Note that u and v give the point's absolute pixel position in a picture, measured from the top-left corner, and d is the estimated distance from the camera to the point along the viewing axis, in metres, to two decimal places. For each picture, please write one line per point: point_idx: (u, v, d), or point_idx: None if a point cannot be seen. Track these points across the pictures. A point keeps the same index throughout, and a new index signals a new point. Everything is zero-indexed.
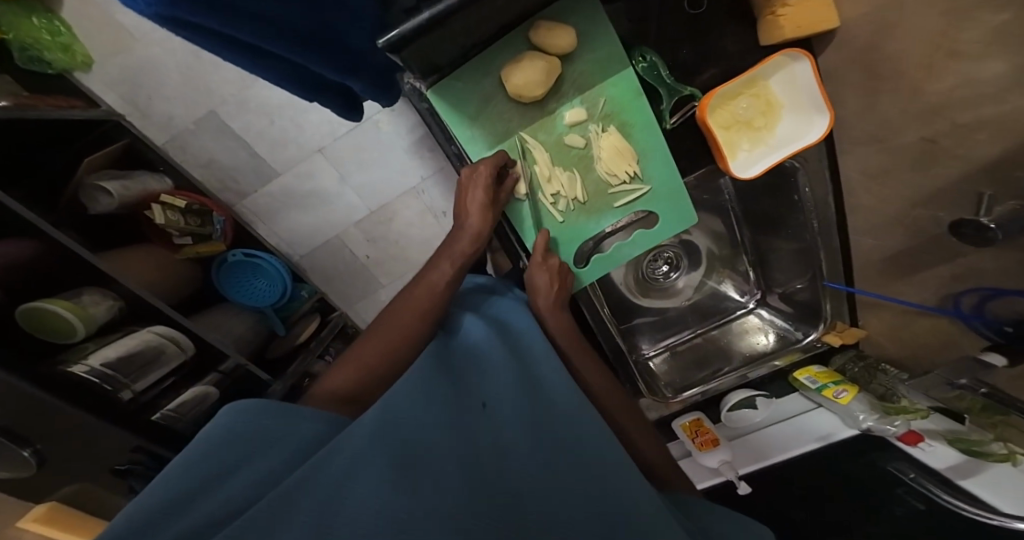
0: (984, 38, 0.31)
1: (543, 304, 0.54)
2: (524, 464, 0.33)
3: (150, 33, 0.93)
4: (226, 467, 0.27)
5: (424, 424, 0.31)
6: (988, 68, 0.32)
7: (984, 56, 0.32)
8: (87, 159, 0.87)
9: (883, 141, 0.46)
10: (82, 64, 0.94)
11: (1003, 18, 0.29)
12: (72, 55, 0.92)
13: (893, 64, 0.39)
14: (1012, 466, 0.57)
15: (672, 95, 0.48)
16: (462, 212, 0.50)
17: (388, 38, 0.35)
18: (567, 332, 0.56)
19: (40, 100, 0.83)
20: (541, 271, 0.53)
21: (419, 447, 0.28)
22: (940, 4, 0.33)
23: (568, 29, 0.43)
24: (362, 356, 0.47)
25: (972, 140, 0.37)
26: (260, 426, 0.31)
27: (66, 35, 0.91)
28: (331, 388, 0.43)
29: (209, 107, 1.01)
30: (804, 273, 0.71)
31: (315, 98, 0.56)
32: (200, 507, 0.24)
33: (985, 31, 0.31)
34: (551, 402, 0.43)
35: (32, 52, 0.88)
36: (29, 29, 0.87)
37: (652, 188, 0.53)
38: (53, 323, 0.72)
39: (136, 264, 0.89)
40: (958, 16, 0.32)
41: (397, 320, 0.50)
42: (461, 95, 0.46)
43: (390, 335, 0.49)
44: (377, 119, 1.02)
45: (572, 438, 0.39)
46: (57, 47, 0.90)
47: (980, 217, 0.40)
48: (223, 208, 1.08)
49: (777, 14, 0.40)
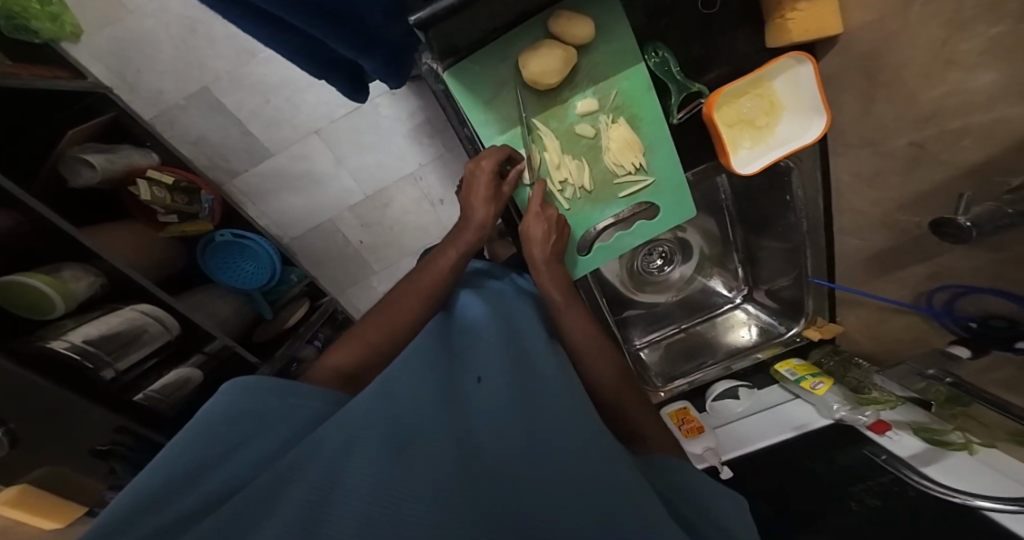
0: (981, 48, 0.34)
1: (539, 254, 0.52)
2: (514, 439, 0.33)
3: (145, 6, 0.91)
4: (228, 444, 0.28)
5: (414, 412, 0.32)
6: (981, 76, 0.35)
7: (977, 65, 0.35)
8: (73, 130, 0.84)
9: (876, 145, 0.49)
10: (71, 34, 0.90)
11: (1002, 29, 0.31)
12: (60, 24, 0.88)
13: (893, 71, 0.42)
14: (970, 454, 0.63)
15: (682, 91, 0.49)
16: (467, 204, 0.51)
17: (420, 16, 0.36)
18: (558, 285, 0.54)
19: (24, 68, 0.79)
20: (537, 222, 0.51)
21: (414, 430, 0.30)
22: (944, 14, 0.35)
23: (588, 20, 0.44)
24: (366, 333, 0.47)
25: (959, 147, 0.40)
26: (258, 404, 0.31)
27: (57, 5, 0.88)
28: (335, 363, 0.44)
29: (202, 83, 0.98)
30: (790, 270, 0.75)
31: (324, 74, 0.56)
32: (201, 488, 0.24)
33: (982, 41, 0.33)
34: (548, 377, 0.44)
35: (19, 21, 0.83)
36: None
37: (657, 181, 0.55)
38: (27, 296, 0.68)
39: (117, 242, 0.86)
40: (957, 27, 0.34)
41: (402, 301, 0.51)
42: (477, 79, 0.47)
43: (395, 312, 0.50)
44: (378, 102, 1.01)
45: (562, 410, 0.39)
46: (46, 16, 0.86)
47: (958, 218, 0.41)
48: (212, 187, 1.05)
49: (786, 18, 0.42)
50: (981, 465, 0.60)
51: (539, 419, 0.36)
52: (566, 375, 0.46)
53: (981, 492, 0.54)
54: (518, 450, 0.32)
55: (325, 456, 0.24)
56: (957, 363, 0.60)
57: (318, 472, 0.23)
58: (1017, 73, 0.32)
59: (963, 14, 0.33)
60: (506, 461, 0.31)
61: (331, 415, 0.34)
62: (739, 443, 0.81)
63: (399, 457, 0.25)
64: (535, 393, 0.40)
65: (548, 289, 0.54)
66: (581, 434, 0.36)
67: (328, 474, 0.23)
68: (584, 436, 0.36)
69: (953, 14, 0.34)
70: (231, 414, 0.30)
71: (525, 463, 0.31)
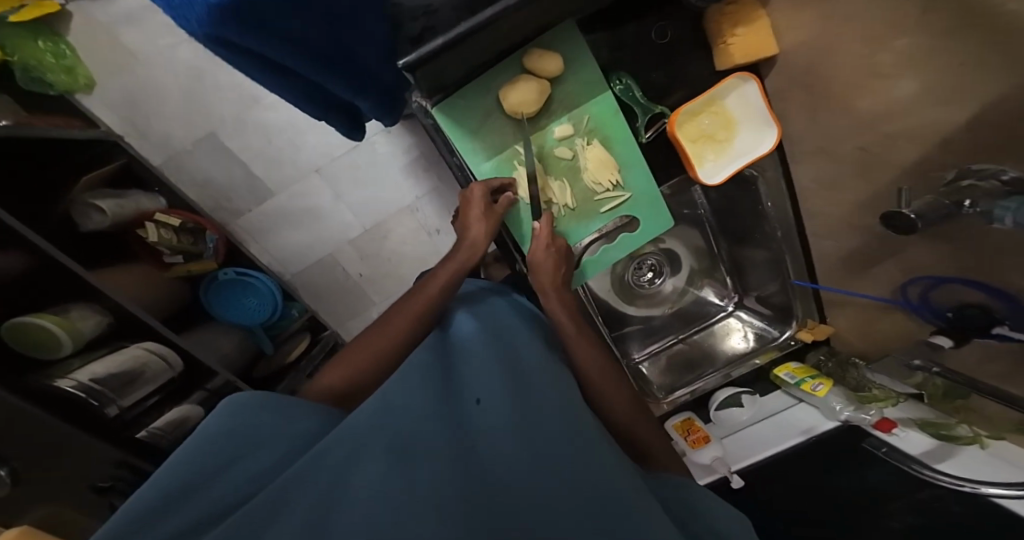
0: (896, 60, 0.38)
1: (548, 283, 0.55)
2: (508, 444, 0.34)
3: (155, 56, 1.02)
4: (219, 460, 0.27)
5: (410, 426, 0.33)
6: (899, 84, 0.39)
7: (894, 75, 0.39)
8: (85, 178, 0.89)
9: (828, 152, 0.53)
10: (84, 85, 1.01)
11: (907, 40, 0.36)
12: (74, 76, 0.99)
13: (829, 84, 0.46)
14: (981, 448, 0.63)
15: (647, 113, 0.55)
16: (464, 224, 0.54)
17: (407, 60, 0.41)
18: (568, 313, 0.57)
19: (37, 118, 0.87)
20: (546, 252, 0.55)
21: (410, 446, 0.30)
22: (859, 32, 0.40)
23: (555, 55, 0.49)
24: (360, 356, 0.50)
25: (896, 147, 0.43)
26: (251, 420, 0.32)
27: (71, 59, 0.98)
28: (326, 384, 0.47)
29: (209, 128, 1.06)
30: (774, 276, 0.78)
31: (325, 116, 0.61)
32: (204, 499, 0.24)
33: (895, 53, 0.38)
34: (542, 389, 0.45)
35: (35, 73, 0.93)
36: (34, 51, 0.92)
37: (633, 195, 0.59)
38: (36, 336, 0.68)
39: (121, 283, 0.88)
40: (872, 42, 0.39)
41: (396, 322, 0.53)
42: (461, 113, 0.52)
43: (392, 330, 0.52)
44: (375, 140, 1.09)
45: (557, 417, 0.40)
46: (61, 69, 0.97)
47: (904, 211, 0.40)
48: (218, 228, 1.09)
49: (727, 43, 0.48)
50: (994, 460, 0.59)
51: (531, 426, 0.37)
52: (559, 385, 0.47)
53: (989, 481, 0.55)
54: (514, 455, 0.33)
55: (322, 472, 0.25)
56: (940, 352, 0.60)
57: (317, 491, 0.24)
58: (929, 76, 0.36)
59: (876, 30, 0.38)
60: (502, 468, 0.32)
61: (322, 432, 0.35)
62: (748, 452, 0.80)
63: (399, 471, 0.26)
64: (529, 402, 0.41)
65: (555, 314, 0.57)
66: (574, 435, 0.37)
67: (327, 490, 0.24)
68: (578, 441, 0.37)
69: (867, 31, 0.39)
70: (227, 431, 0.30)
71: (522, 465, 0.32)
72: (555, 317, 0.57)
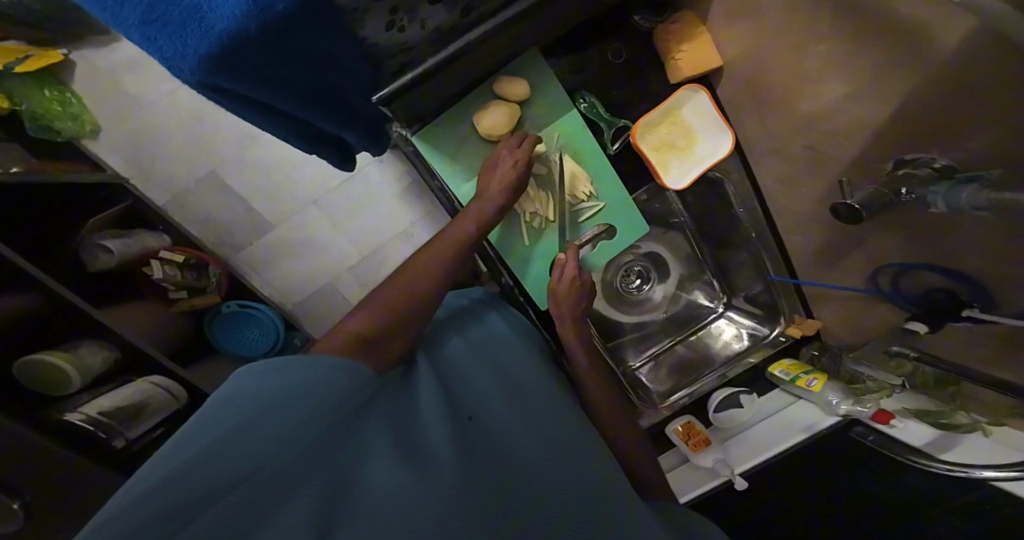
0: (818, 64, 0.42)
1: (569, 316, 0.59)
2: (502, 460, 0.37)
3: (156, 100, 1.09)
4: (234, 427, 0.28)
5: (411, 440, 0.36)
6: (826, 85, 0.43)
7: (820, 77, 0.43)
8: (92, 221, 0.94)
9: (782, 152, 0.57)
10: (91, 131, 1.08)
11: (824, 45, 0.40)
12: (81, 123, 1.06)
13: (769, 89, 0.50)
14: (984, 436, 0.60)
15: (612, 126, 0.59)
16: (488, 182, 0.53)
17: (381, 94, 0.46)
18: (583, 345, 0.61)
19: (50, 166, 0.93)
20: (573, 286, 0.58)
21: (410, 455, 0.33)
22: (785, 40, 0.44)
23: (521, 81, 0.53)
24: (380, 300, 0.47)
25: (837, 143, 0.46)
26: (259, 385, 0.32)
27: (76, 105, 1.06)
28: (346, 325, 0.44)
29: (211, 168, 1.12)
30: (757, 275, 0.80)
31: (316, 150, 0.66)
32: (207, 470, 0.25)
33: (818, 57, 0.41)
34: (536, 401, 0.47)
35: (42, 121, 0.99)
36: (40, 99, 0.99)
37: (607, 205, 0.62)
38: (47, 375, 0.71)
39: (130, 320, 0.91)
40: (797, 49, 0.43)
41: (417, 272, 0.51)
42: (439, 139, 0.56)
43: (411, 281, 0.50)
44: (368, 170, 1.15)
45: (549, 432, 0.42)
46: (68, 116, 1.04)
47: (846, 201, 0.42)
48: (221, 262, 1.12)
49: (675, 59, 0.54)
50: (995, 444, 0.57)
51: (525, 445, 0.40)
52: (552, 397, 0.50)
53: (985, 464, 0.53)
54: (506, 468, 0.36)
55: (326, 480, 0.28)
56: (917, 337, 0.60)
57: (320, 492, 0.27)
58: (848, 75, 0.39)
59: (798, 38, 0.42)
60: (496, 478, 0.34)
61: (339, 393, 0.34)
62: (751, 452, 0.80)
63: (399, 483, 0.29)
64: (522, 418, 0.43)
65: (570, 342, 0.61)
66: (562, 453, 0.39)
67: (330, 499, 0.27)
68: (565, 461, 0.39)
69: (794, 39, 0.43)
70: (234, 400, 0.31)
71: (513, 479, 0.35)
72: (570, 345, 0.61)
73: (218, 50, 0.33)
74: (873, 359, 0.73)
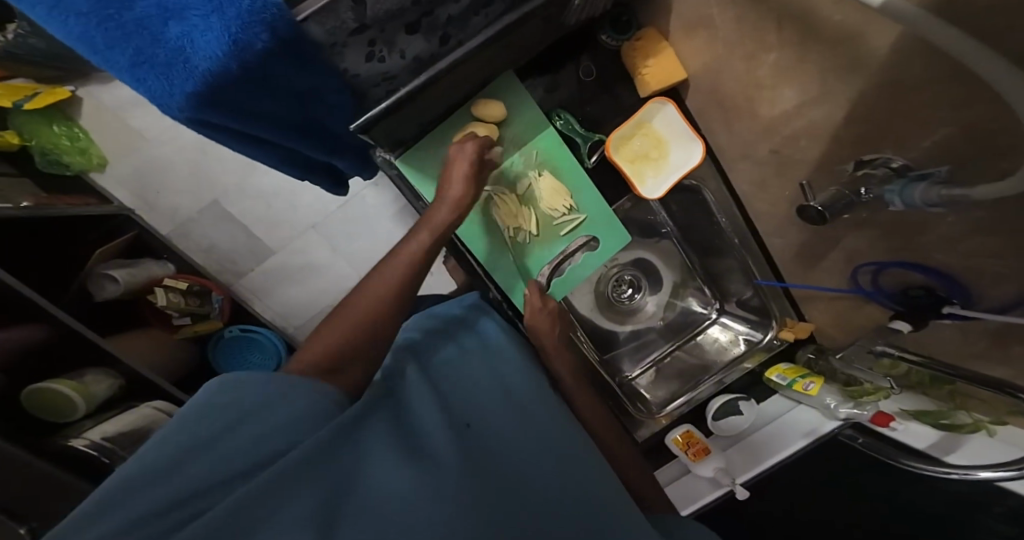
0: (771, 73, 0.44)
1: (550, 342, 0.62)
2: (497, 469, 0.37)
3: (161, 135, 1.15)
4: (200, 440, 0.28)
5: (408, 446, 0.36)
6: (781, 92, 0.44)
7: (775, 85, 0.44)
8: (99, 251, 0.97)
9: (751, 159, 0.58)
10: (98, 165, 1.13)
11: (775, 55, 0.41)
12: (88, 157, 1.12)
13: (732, 99, 0.52)
14: (988, 435, 0.58)
15: (587, 141, 0.62)
16: (444, 183, 0.54)
17: (359, 123, 0.48)
18: (567, 366, 0.63)
19: (60, 200, 0.97)
20: (541, 316, 0.61)
21: (406, 463, 0.33)
22: (739, 53, 0.46)
23: (498, 102, 0.56)
24: (346, 318, 0.44)
25: (799, 147, 0.48)
26: (234, 398, 0.31)
27: (83, 140, 1.12)
28: (316, 351, 0.41)
29: (213, 197, 1.16)
30: (746, 280, 0.80)
31: (306, 175, 0.69)
32: (170, 484, 0.25)
33: (769, 67, 0.43)
34: (526, 412, 0.47)
35: (52, 156, 1.06)
36: (48, 136, 1.06)
37: (588, 217, 0.63)
38: (54, 402, 0.73)
39: (134, 348, 0.93)
40: (751, 60, 0.45)
41: (385, 280, 0.48)
42: (423, 161, 0.59)
43: (376, 290, 0.47)
44: (363, 193, 1.18)
45: (544, 448, 0.43)
46: (75, 151, 1.10)
47: (812, 206, 0.43)
48: (223, 288, 1.15)
49: (642, 74, 0.57)
50: (997, 444, 0.55)
51: (522, 458, 0.40)
52: (548, 409, 0.50)
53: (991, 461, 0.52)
54: (502, 478, 0.36)
55: (320, 485, 0.28)
56: (903, 335, 0.60)
57: (310, 496, 0.27)
58: (799, 82, 0.41)
59: (750, 50, 0.44)
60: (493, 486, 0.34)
61: (308, 418, 0.34)
62: (751, 461, 0.80)
63: (395, 486, 0.29)
64: (512, 430, 0.43)
65: (557, 369, 0.62)
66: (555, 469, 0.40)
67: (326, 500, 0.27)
68: (556, 475, 0.40)
69: (746, 50, 0.45)
70: (208, 411, 0.30)
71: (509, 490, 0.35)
72: (554, 368, 0.63)
73: (203, 88, 0.36)
74: (863, 362, 0.72)
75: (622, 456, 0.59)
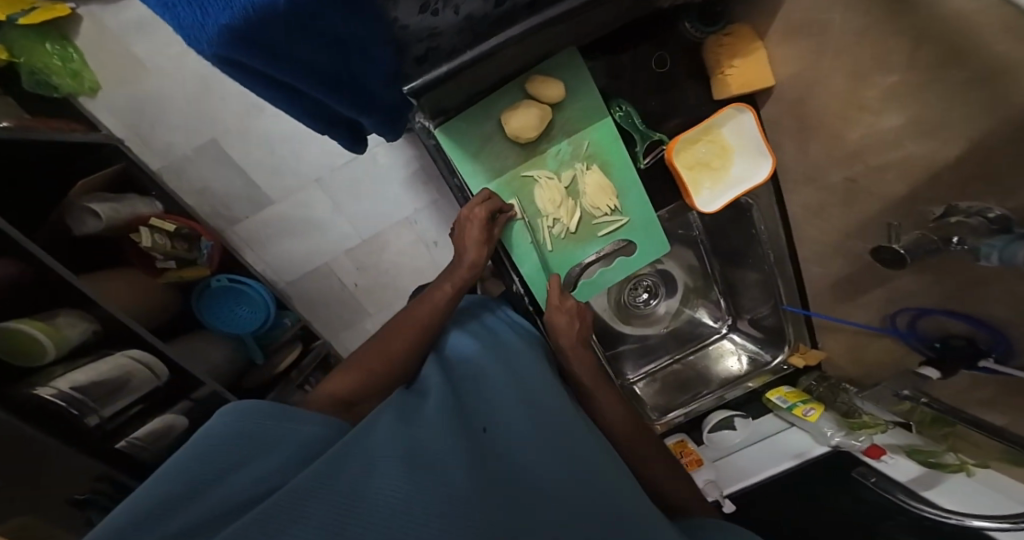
0: (881, 96, 0.40)
1: (567, 342, 0.59)
2: (516, 471, 0.35)
3: (166, 67, 1.02)
4: (229, 462, 0.27)
5: (426, 440, 0.34)
6: (885, 118, 0.41)
7: (881, 110, 0.41)
8: (81, 183, 0.88)
9: (817, 181, 0.55)
10: (88, 89, 1.02)
11: (894, 78, 0.38)
12: (79, 80, 1.00)
13: (819, 116, 0.49)
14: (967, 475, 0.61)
15: (645, 140, 0.56)
16: (460, 243, 0.55)
17: (413, 86, 0.45)
18: (586, 366, 0.61)
19: (41, 122, 0.87)
20: (560, 314, 0.58)
21: (425, 454, 0.31)
22: (847, 67, 0.42)
23: (557, 82, 0.50)
24: (362, 361, 0.49)
25: (881, 180, 0.45)
26: (256, 425, 0.31)
27: (77, 62, 0.99)
28: (331, 390, 0.44)
29: (212, 135, 1.07)
30: (766, 299, 0.79)
31: (327, 130, 0.62)
32: (205, 502, 0.24)
33: (879, 89, 0.40)
34: (546, 420, 0.45)
35: (40, 77, 0.94)
36: (42, 55, 0.93)
37: (631, 220, 0.59)
38: (19, 344, 0.66)
39: (111, 289, 0.85)
40: (860, 78, 0.41)
41: (397, 337, 0.53)
42: (464, 135, 0.53)
43: (391, 345, 0.52)
44: (376, 152, 1.09)
45: (557, 449, 0.41)
46: (67, 74, 0.98)
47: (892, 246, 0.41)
48: (212, 234, 1.07)
49: (724, 74, 0.51)
50: (974, 485, 0.58)
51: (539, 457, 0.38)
52: (559, 409, 0.49)
53: (961, 506, 0.54)
54: (520, 479, 0.34)
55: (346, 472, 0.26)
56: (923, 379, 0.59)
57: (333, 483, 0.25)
58: (914, 113, 0.38)
59: (862, 68, 0.40)
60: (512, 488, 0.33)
61: (323, 438, 0.34)
62: (742, 474, 0.79)
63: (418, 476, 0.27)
64: (526, 430, 0.42)
65: (578, 371, 0.61)
66: (570, 471, 0.39)
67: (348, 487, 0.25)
68: (572, 475, 0.38)
69: (855, 65, 0.41)
70: (228, 434, 0.29)
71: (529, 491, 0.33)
72: (576, 374, 0.61)
73: (241, 22, 0.29)
74: (881, 400, 0.72)
75: (651, 460, 0.56)
